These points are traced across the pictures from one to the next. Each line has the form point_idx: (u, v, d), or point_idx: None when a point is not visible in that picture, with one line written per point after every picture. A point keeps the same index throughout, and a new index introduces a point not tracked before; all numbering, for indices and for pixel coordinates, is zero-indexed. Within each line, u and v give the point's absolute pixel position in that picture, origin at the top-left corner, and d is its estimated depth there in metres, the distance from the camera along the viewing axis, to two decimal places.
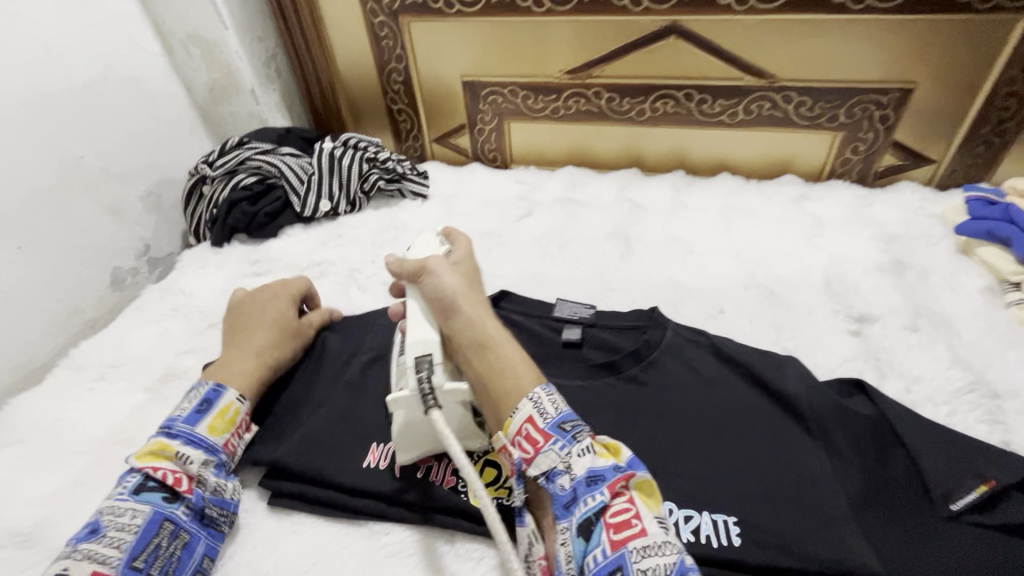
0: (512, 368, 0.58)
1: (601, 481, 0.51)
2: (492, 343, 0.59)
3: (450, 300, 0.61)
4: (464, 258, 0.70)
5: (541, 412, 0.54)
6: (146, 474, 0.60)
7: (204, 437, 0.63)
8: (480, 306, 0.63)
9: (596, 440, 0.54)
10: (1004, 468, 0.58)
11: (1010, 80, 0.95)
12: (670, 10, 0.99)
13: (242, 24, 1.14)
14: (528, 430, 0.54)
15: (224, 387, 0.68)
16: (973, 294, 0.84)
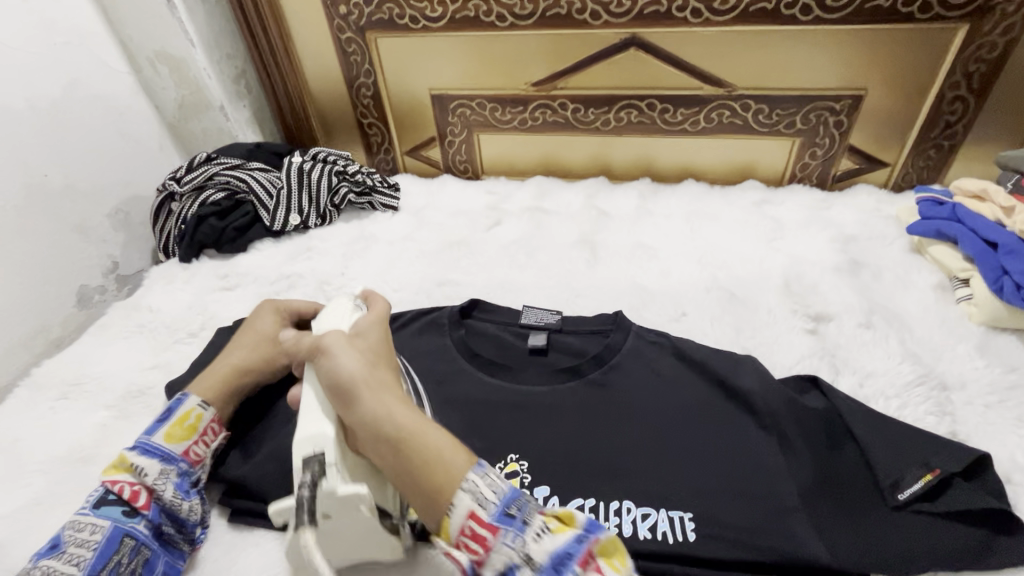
0: (436, 455, 0.50)
1: (566, 563, 0.44)
2: (406, 432, 0.51)
3: (349, 388, 0.53)
4: (373, 324, 0.62)
5: (480, 502, 0.47)
6: (106, 488, 0.59)
7: (161, 446, 0.62)
8: (389, 382, 0.55)
9: (546, 515, 0.48)
10: (949, 457, 0.60)
11: (954, 85, 0.99)
12: (628, 23, 1.02)
13: (210, 42, 1.15)
14: (472, 525, 0.47)
15: (189, 394, 0.67)
16: (925, 291, 0.86)
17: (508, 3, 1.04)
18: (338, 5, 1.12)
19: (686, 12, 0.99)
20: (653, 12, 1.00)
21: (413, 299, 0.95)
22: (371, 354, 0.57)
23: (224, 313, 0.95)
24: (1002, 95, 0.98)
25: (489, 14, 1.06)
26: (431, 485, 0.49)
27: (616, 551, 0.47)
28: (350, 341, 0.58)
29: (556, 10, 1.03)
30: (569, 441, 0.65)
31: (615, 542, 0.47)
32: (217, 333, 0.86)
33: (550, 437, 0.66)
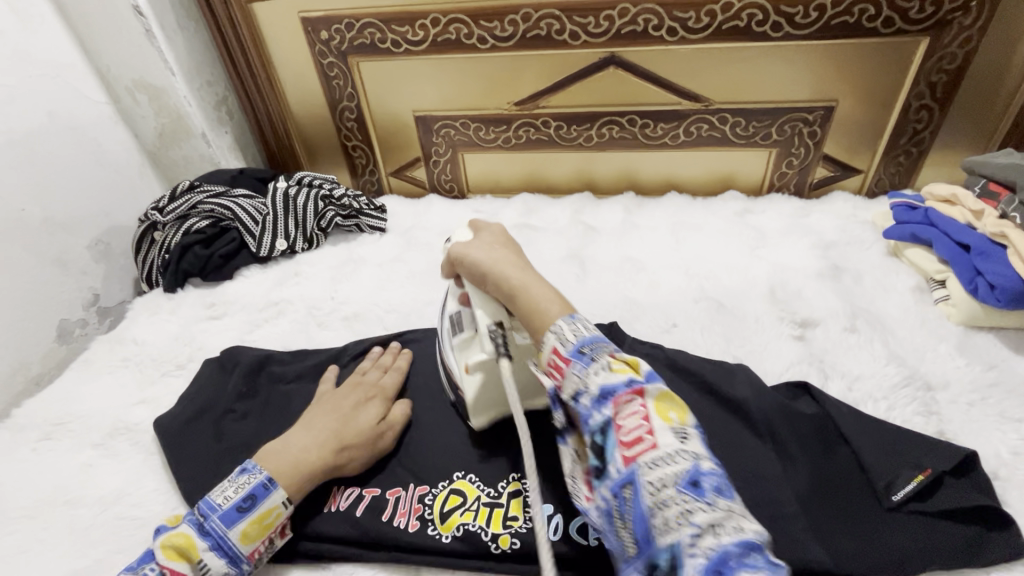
0: (535, 304, 0.58)
1: (610, 397, 0.48)
2: (518, 287, 0.60)
3: (479, 268, 0.65)
4: (489, 231, 0.71)
5: (561, 339, 0.53)
6: (161, 575, 0.55)
7: (233, 543, 0.59)
8: (511, 259, 0.64)
9: (615, 357, 0.51)
10: (941, 457, 0.62)
11: (919, 94, 1.03)
12: (607, 43, 1.05)
13: (191, 69, 1.15)
14: (555, 358, 0.53)
15: (275, 484, 0.63)
16: (904, 294, 0.89)
17: (489, 26, 1.06)
18: (319, 31, 1.13)
19: (662, 30, 1.02)
20: (630, 31, 1.03)
21: (405, 322, 0.95)
22: (494, 244, 0.68)
23: (212, 343, 0.94)
24: (963, 103, 1.03)
25: (470, 37, 1.08)
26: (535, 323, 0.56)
27: (674, 405, 0.48)
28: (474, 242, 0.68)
29: (536, 32, 1.05)
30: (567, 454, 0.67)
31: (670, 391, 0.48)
32: (208, 364, 0.84)
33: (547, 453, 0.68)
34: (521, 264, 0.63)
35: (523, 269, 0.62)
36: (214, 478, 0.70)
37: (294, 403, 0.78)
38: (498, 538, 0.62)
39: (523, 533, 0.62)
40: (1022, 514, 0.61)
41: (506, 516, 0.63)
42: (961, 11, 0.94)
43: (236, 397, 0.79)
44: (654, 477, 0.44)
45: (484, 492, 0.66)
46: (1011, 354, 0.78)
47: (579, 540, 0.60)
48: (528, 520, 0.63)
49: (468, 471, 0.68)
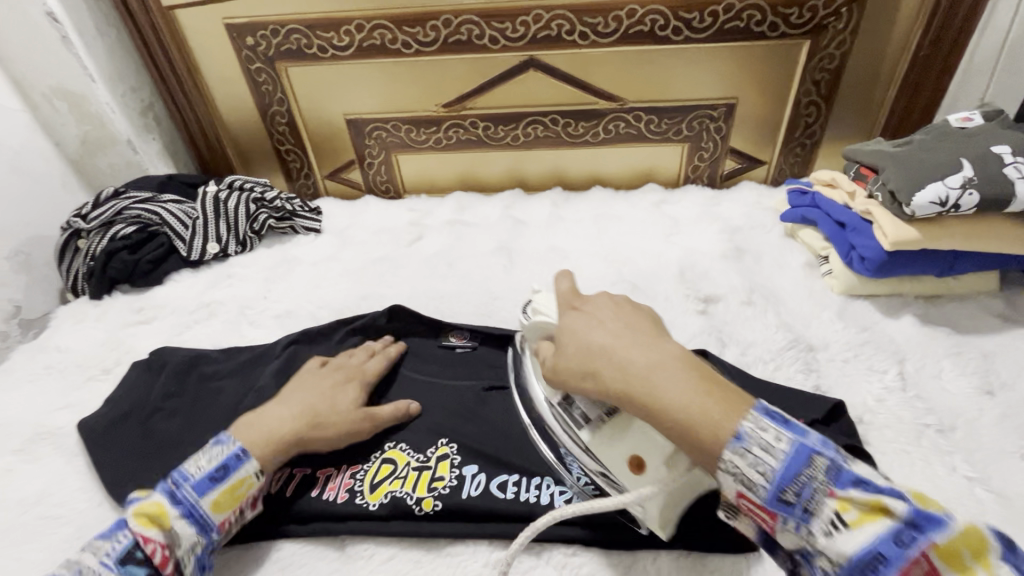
0: (692, 417, 0.48)
1: (867, 562, 0.41)
2: (662, 397, 0.50)
3: (614, 367, 0.53)
4: (618, 318, 0.58)
5: (750, 485, 0.46)
6: (137, 542, 0.55)
7: (204, 511, 0.60)
8: (657, 358, 0.52)
9: (840, 499, 0.44)
10: (813, 406, 0.71)
11: (807, 91, 1.14)
12: (524, 47, 1.11)
13: (113, 77, 1.15)
14: (749, 503, 0.47)
15: (246, 455, 0.65)
16: (797, 270, 0.99)
17: (412, 31, 1.10)
18: (245, 37, 1.14)
19: (574, 35, 1.09)
20: (545, 36, 1.10)
21: (338, 316, 0.98)
22: (632, 332, 0.55)
23: (141, 347, 0.94)
24: (844, 98, 1.15)
25: (394, 41, 1.12)
26: (691, 441, 0.48)
27: (965, 545, 0.40)
28: (607, 328, 0.56)
29: (457, 37, 1.11)
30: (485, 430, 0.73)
31: (947, 533, 0.40)
32: (136, 366, 0.85)
33: (469, 425, 0.74)
34: (678, 360, 0.52)
35: (674, 370, 0.51)
36: (143, 472, 0.71)
37: (223, 397, 0.79)
38: (422, 500, 0.66)
39: (446, 492, 0.66)
40: (880, 451, 0.70)
41: (433, 477, 0.68)
42: (834, 16, 1.05)
43: (163, 395, 0.79)
44: None
45: (413, 459, 0.71)
46: (882, 316, 0.88)
47: (497, 494, 0.66)
48: (452, 479, 0.68)
49: (400, 441, 0.73)
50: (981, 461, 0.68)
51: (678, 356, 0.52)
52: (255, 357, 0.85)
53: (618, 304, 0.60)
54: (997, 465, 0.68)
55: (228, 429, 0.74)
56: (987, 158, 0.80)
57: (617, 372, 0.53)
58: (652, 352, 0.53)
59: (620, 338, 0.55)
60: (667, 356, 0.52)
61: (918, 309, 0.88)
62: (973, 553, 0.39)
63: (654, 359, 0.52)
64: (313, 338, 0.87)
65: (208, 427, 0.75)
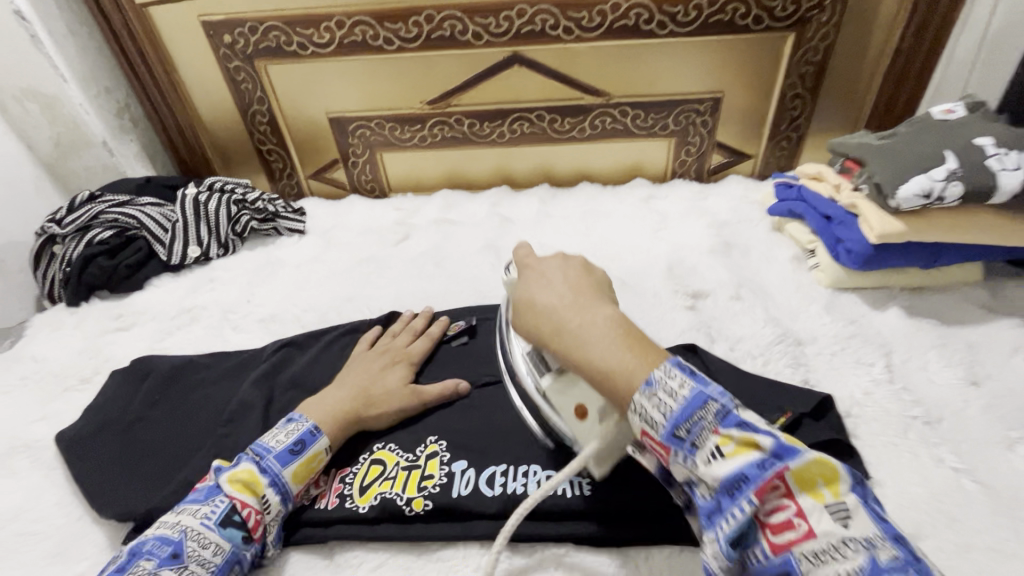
0: (610, 368, 0.50)
1: (741, 486, 0.43)
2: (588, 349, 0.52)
3: (550, 321, 0.55)
4: (561, 276, 0.59)
5: (650, 421, 0.47)
6: (233, 507, 0.59)
7: (286, 482, 0.63)
8: (587, 312, 0.54)
9: (723, 436, 0.45)
10: (800, 401, 0.71)
11: (793, 84, 1.14)
12: (508, 42, 1.10)
13: (86, 77, 1.12)
14: (646, 437, 0.48)
15: (319, 431, 0.68)
16: (784, 263, 0.98)
17: (393, 27, 1.08)
18: (222, 35, 1.12)
19: (559, 30, 1.08)
20: (529, 31, 1.08)
21: (323, 319, 0.96)
22: (572, 287, 0.57)
23: (120, 355, 0.92)
24: (829, 90, 1.15)
25: (376, 38, 1.10)
26: (610, 389, 0.50)
27: (818, 473, 0.43)
28: (547, 285, 0.58)
29: (440, 33, 1.09)
30: (473, 426, 0.72)
31: (810, 463, 0.43)
32: (115, 375, 0.83)
33: (457, 420, 0.73)
34: (607, 316, 0.53)
35: (602, 325, 0.53)
36: (121, 483, 0.69)
37: (209, 404, 0.77)
38: (412, 500, 0.65)
39: (436, 491, 0.65)
40: (868, 444, 0.70)
41: (422, 476, 0.67)
42: (818, 9, 1.05)
43: (145, 404, 0.77)
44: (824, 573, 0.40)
45: (402, 458, 0.70)
46: (869, 309, 0.89)
47: (486, 491, 0.65)
48: (442, 477, 0.67)
49: (388, 441, 0.72)
50: (967, 451, 0.69)
51: (608, 312, 0.54)
52: (240, 363, 0.83)
53: (568, 263, 0.60)
54: (981, 455, 0.68)
55: (213, 437, 0.72)
56: (970, 150, 0.80)
57: (554, 329, 0.55)
58: (583, 311, 0.54)
59: (564, 297, 0.56)
60: (602, 316, 0.53)
61: (903, 301, 0.88)
62: (824, 481, 0.43)
63: (588, 317, 0.53)
64: (301, 344, 0.85)
65: (194, 435, 0.73)
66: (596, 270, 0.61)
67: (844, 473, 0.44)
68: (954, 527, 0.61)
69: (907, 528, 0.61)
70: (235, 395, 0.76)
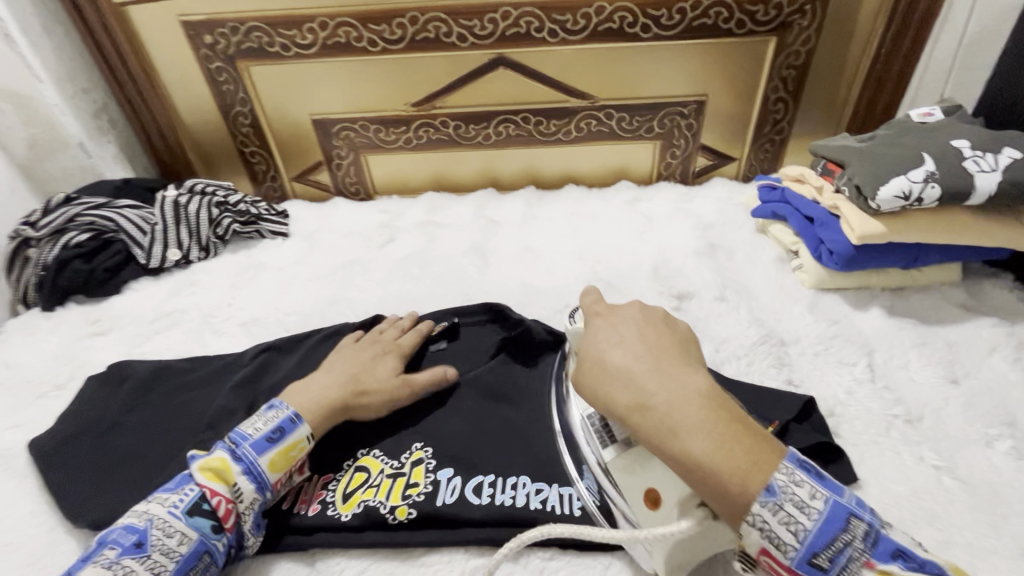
0: (711, 461, 0.44)
1: None
2: (681, 433, 0.45)
3: (630, 391, 0.48)
4: (637, 334, 0.52)
5: (779, 543, 0.43)
6: (203, 494, 0.58)
7: (262, 471, 0.62)
8: (677, 385, 0.47)
9: (875, 567, 0.42)
10: (786, 407, 0.71)
11: (775, 88, 1.15)
12: (493, 44, 1.10)
13: (62, 76, 1.10)
14: (770, 558, 0.44)
15: (300, 419, 0.67)
16: (768, 265, 0.99)
17: (378, 29, 1.08)
18: (202, 35, 1.10)
19: (544, 32, 1.08)
20: (514, 33, 1.08)
21: (306, 322, 0.95)
22: (652, 351, 0.50)
23: (97, 360, 0.89)
24: (811, 94, 1.16)
25: (360, 39, 1.09)
26: (714, 491, 0.44)
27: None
28: (622, 345, 0.51)
29: (424, 35, 1.08)
30: (460, 434, 0.71)
31: None
32: (91, 381, 0.80)
33: (443, 428, 0.72)
34: (700, 391, 0.47)
35: (695, 402, 0.46)
36: (95, 492, 0.67)
37: (188, 409, 0.75)
38: (396, 509, 0.64)
39: (420, 500, 0.64)
40: (851, 443, 0.71)
41: (407, 484, 0.66)
42: (799, 13, 1.07)
43: (122, 409, 0.75)
44: None
45: (388, 466, 0.69)
46: (851, 309, 0.90)
47: (472, 500, 0.64)
48: (427, 485, 0.66)
49: (372, 448, 0.71)
50: (947, 449, 0.70)
51: (699, 385, 0.47)
52: (220, 368, 0.81)
53: (642, 321, 0.53)
54: (961, 453, 0.69)
55: (191, 444, 0.70)
56: (947, 152, 0.81)
57: (635, 405, 0.48)
58: (670, 383, 0.48)
59: (646, 368, 0.49)
60: (694, 392, 0.47)
61: (885, 302, 0.89)
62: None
63: (678, 395, 0.47)
64: (283, 347, 0.84)
65: (171, 442, 0.71)
66: (668, 323, 0.55)
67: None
68: (935, 524, 0.61)
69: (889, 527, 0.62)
70: (215, 401, 0.75)
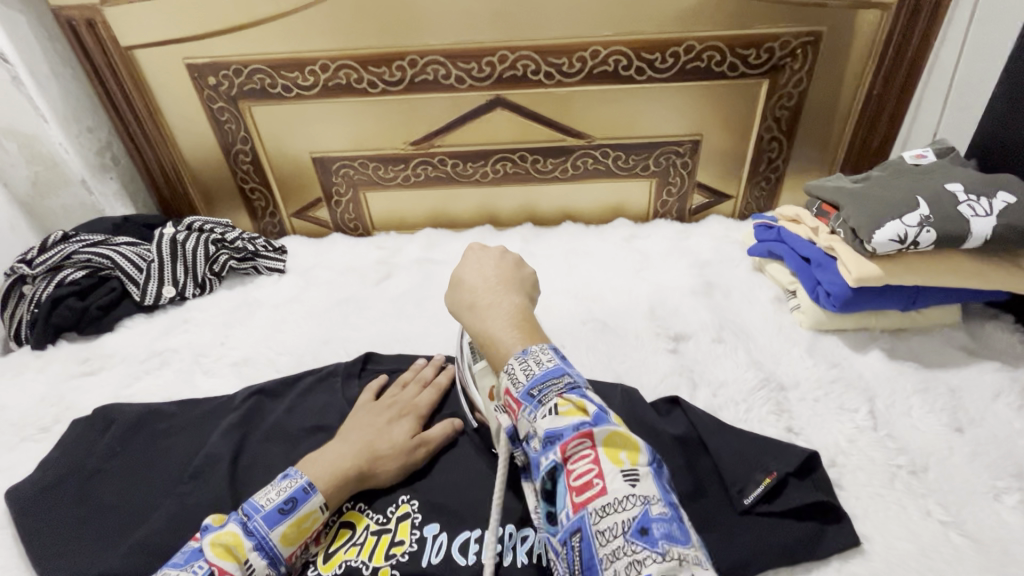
0: (496, 342, 0.58)
1: (559, 441, 0.50)
2: (489, 333, 0.59)
3: (471, 297, 0.62)
4: (498, 265, 0.66)
5: (514, 381, 0.54)
6: (211, 573, 0.54)
7: (274, 545, 0.59)
8: (500, 296, 0.62)
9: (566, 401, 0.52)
10: (786, 459, 0.67)
11: (769, 128, 1.17)
12: (491, 86, 1.12)
13: (67, 116, 1.12)
14: (509, 397, 0.55)
15: (314, 488, 0.64)
16: (766, 304, 0.98)
17: (377, 71, 1.10)
18: (207, 76, 1.12)
19: (540, 75, 1.10)
20: (511, 75, 1.10)
21: (299, 362, 0.93)
22: (497, 270, 0.65)
23: (85, 402, 0.88)
24: (805, 134, 1.18)
25: (360, 81, 1.11)
26: (496, 355, 0.58)
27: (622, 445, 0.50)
28: (479, 263, 0.65)
29: (423, 77, 1.11)
30: (446, 484, 0.69)
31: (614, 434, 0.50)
32: (76, 425, 0.79)
33: (430, 476, 0.70)
34: (517, 301, 0.62)
35: (505, 310, 0.60)
36: (72, 544, 0.65)
37: (172, 455, 0.74)
38: (378, 569, 0.61)
39: (404, 560, 0.61)
40: (853, 496, 0.68)
41: (391, 542, 0.64)
42: (790, 57, 1.08)
43: (105, 455, 0.74)
44: (605, 522, 0.46)
45: (373, 521, 0.66)
46: (851, 352, 0.88)
47: (458, 560, 0.61)
48: (412, 544, 0.63)
49: (358, 501, 0.69)
50: (955, 503, 0.67)
51: (516, 297, 0.62)
52: (210, 411, 0.80)
53: (499, 256, 0.67)
54: (969, 507, 0.67)
55: (174, 493, 0.68)
56: (941, 196, 0.81)
57: (469, 305, 0.62)
58: (494, 296, 0.62)
59: (487, 283, 0.63)
60: (511, 301, 0.61)
61: (885, 344, 0.88)
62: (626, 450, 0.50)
63: (500, 302, 0.61)
64: (275, 392, 0.82)
65: (155, 490, 0.70)
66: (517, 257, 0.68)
67: (646, 449, 0.51)
68: None
69: None
70: (203, 448, 0.74)
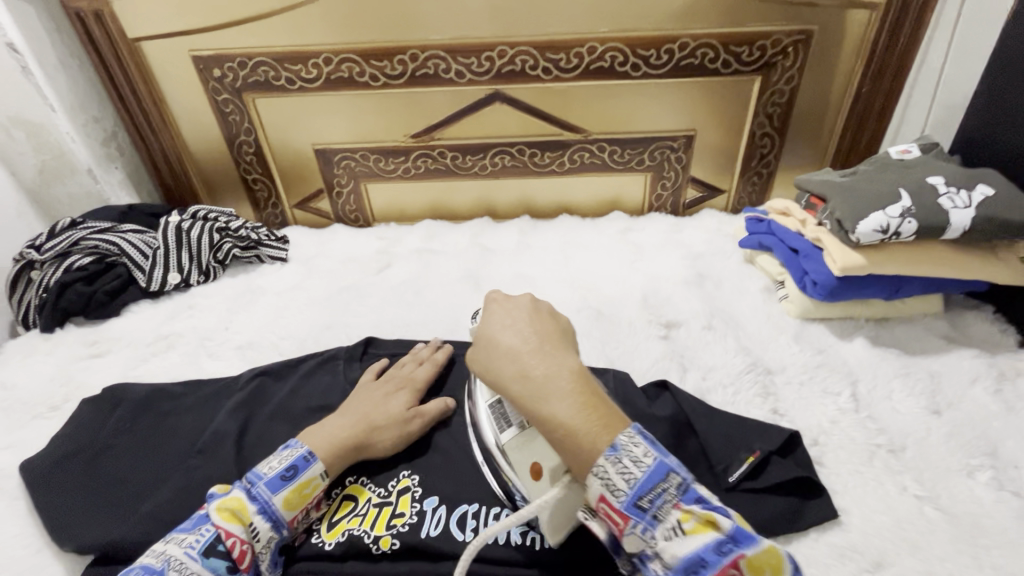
0: (570, 428, 0.49)
1: (695, 568, 0.44)
2: (552, 412, 0.50)
3: (516, 363, 0.53)
4: (535, 320, 0.57)
5: (613, 490, 0.47)
6: (217, 535, 0.57)
7: (277, 510, 0.61)
8: (552, 361, 0.53)
9: (684, 511, 0.46)
10: (769, 439, 0.70)
11: (761, 124, 1.20)
12: (490, 81, 1.15)
13: (75, 106, 1.14)
14: (606, 505, 0.48)
15: (313, 457, 0.66)
16: (755, 294, 1.01)
17: (379, 64, 1.13)
18: (212, 68, 1.15)
19: (538, 70, 1.13)
20: (509, 70, 1.13)
21: (301, 347, 0.96)
22: (535, 327, 0.57)
23: (93, 383, 0.91)
24: (796, 130, 1.21)
25: (362, 74, 1.14)
26: (568, 445, 0.49)
27: (767, 561, 0.44)
28: (513, 322, 0.57)
29: (424, 71, 1.13)
30: (445, 461, 0.72)
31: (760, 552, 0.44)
32: (85, 403, 0.81)
33: (429, 453, 0.73)
34: (573, 364, 0.53)
35: (563, 379, 0.52)
36: (85, 514, 0.68)
37: (179, 432, 0.76)
38: (380, 539, 0.64)
39: (405, 530, 0.64)
40: (834, 473, 0.72)
41: (393, 513, 0.66)
42: (782, 55, 1.11)
43: (114, 431, 0.76)
44: None
45: (374, 494, 0.69)
46: (836, 340, 0.91)
47: (456, 534, 0.64)
48: (412, 516, 0.66)
49: (361, 475, 0.72)
50: (930, 480, 0.70)
51: (569, 360, 0.54)
52: (216, 391, 0.82)
53: (531, 309, 0.59)
54: (944, 483, 0.70)
55: (182, 467, 0.71)
56: (923, 189, 0.84)
57: (519, 377, 0.53)
58: (545, 363, 0.53)
59: (531, 347, 0.54)
60: (568, 368, 0.52)
61: (869, 333, 0.91)
62: (773, 569, 0.44)
63: (557, 370, 0.52)
64: (278, 373, 0.85)
65: (164, 464, 0.72)
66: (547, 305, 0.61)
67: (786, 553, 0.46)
68: (918, 556, 0.62)
69: (871, 556, 0.62)
70: (210, 425, 0.76)
